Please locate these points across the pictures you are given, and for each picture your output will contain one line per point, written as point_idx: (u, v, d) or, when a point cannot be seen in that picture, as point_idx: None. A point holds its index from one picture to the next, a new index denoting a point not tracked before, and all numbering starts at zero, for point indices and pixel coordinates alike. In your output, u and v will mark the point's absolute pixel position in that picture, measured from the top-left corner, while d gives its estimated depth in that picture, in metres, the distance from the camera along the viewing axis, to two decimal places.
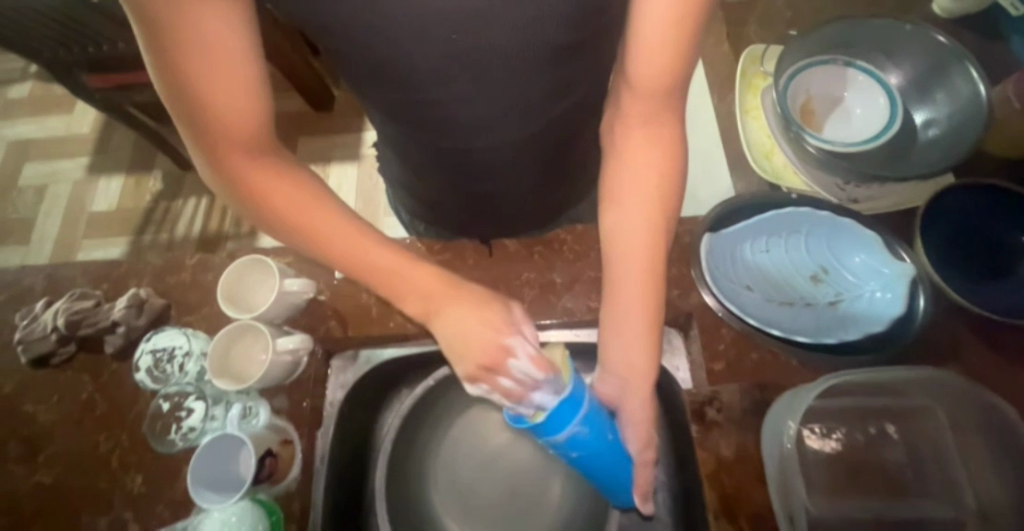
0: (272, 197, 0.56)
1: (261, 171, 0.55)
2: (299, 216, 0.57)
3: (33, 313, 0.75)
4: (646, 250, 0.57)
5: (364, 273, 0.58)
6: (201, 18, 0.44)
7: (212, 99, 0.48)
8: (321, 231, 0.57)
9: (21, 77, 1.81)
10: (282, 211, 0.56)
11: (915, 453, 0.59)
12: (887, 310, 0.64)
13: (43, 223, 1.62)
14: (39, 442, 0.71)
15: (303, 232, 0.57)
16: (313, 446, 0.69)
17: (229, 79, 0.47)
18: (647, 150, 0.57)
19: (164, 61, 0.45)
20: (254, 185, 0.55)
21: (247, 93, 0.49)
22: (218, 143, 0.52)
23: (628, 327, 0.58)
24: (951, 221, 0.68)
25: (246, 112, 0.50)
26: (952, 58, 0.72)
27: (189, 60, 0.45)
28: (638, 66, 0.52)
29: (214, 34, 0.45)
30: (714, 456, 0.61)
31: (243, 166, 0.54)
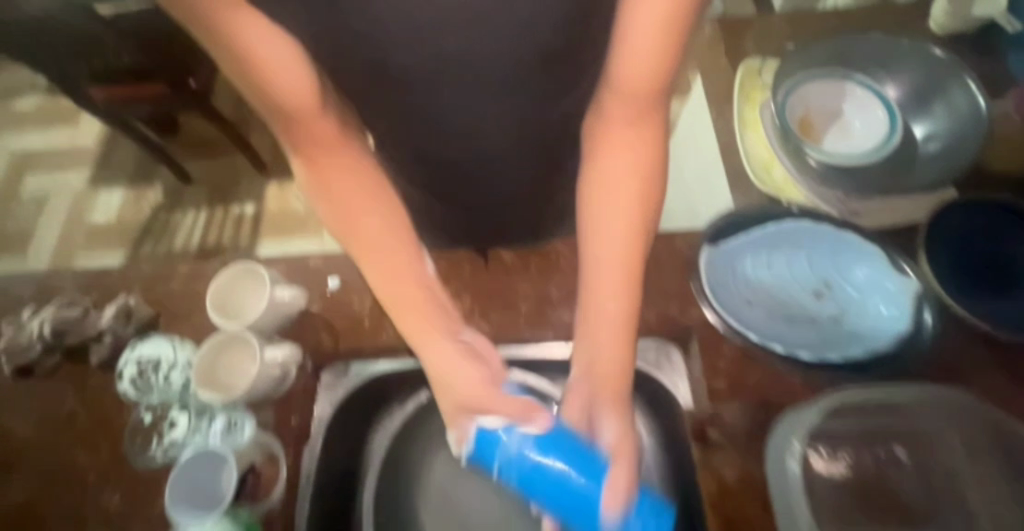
0: (335, 189, 0.57)
1: (333, 167, 0.57)
2: (352, 210, 0.58)
3: (19, 322, 0.74)
4: (625, 253, 0.55)
5: (402, 292, 0.58)
6: (248, 33, 0.47)
7: (281, 99, 0.51)
8: (368, 234, 0.58)
9: (28, 90, 1.84)
10: (343, 204, 0.58)
11: (927, 478, 0.56)
12: (893, 326, 0.63)
13: (41, 235, 1.62)
14: (16, 457, 0.68)
15: (353, 228, 0.58)
16: (298, 463, 0.65)
17: (280, 79, 0.49)
18: (628, 150, 0.55)
19: (244, 74, 0.49)
20: (324, 180, 0.57)
21: (303, 91, 0.51)
22: (295, 138, 0.55)
23: (603, 336, 0.56)
24: (958, 235, 0.67)
25: (306, 105, 0.52)
26: (950, 73, 0.72)
27: (251, 69, 0.48)
28: (624, 65, 0.51)
29: (265, 41, 0.47)
30: (715, 478, 0.58)
31: (320, 164, 0.57)
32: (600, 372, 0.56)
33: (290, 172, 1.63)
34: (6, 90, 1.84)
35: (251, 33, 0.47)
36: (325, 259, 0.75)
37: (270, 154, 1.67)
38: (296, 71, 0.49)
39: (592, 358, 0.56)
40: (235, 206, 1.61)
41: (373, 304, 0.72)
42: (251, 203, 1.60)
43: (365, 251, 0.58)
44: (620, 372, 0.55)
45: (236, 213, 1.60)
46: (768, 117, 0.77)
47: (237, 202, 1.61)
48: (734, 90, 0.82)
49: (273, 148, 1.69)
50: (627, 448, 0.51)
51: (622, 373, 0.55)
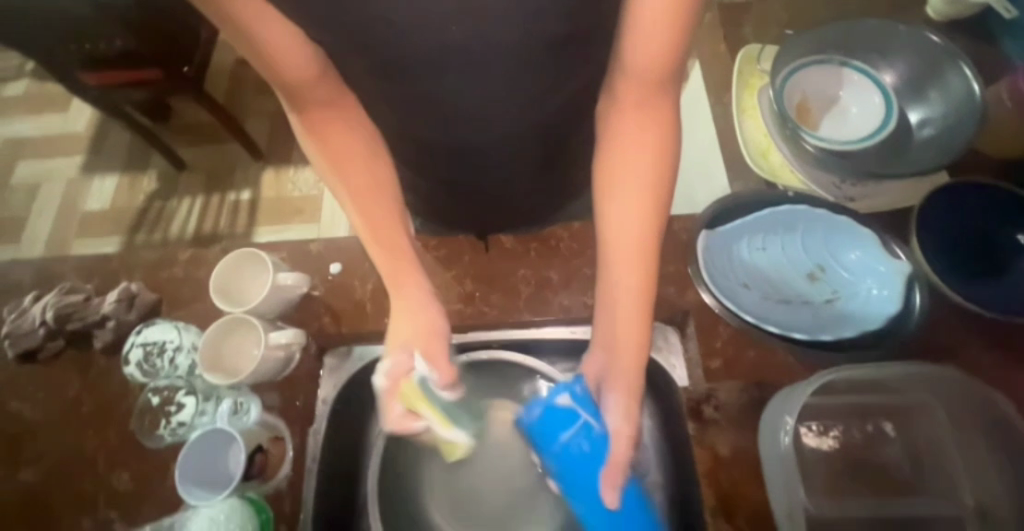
0: (335, 147, 0.58)
1: (339, 135, 0.58)
2: (361, 179, 0.59)
3: (21, 307, 0.74)
4: (641, 225, 0.56)
5: (385, 234, 0.59)
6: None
7: (276, 58, 0.51)
8: (366, 193, 0.59)
9: (15, 75, 1.81)
10: (340, 161, 0.59)
11: (913, 452, 0.58)
12: (885, 307, 0.64)
13: (35, 222, 1.61)
14: (23, 439, 0.69)
15: (351, 184, 0.59)
16: (304, 444, 0.66)
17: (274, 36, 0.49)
18: (636, 134, 0.56)
19: (238, 33, 0.49)
20: (325, 139, 0.58)
21: (298, 49, 0.51)
22: (305, 106, 0.56)
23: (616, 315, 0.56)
24: (949, 219, 0.68)
25: (302, 62, 0.52)
26: (948, 58, 0.72)
27: (244, 29, 0.48)
28: (632, 50, 0.52)
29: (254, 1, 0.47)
30: (711, 454, 0.60)
31: (319, 125, 0.57)
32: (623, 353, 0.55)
33: (286, 159, 1.62)
34: None
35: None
36: (327, 245, 0.76)
37: (265, 141, 1.66)
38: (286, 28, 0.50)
39: (614, 333, 0.56)
40: (232, 193, 1.60)
41: (375, 289, 0.73)
42: (247, 190, 1.60)
43: (365, 208, 0.59)
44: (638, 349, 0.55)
45: (232, 200, 1.59)
46: (766, 103, 0.77)
47: (233, 189, 1.61)
48: (733, 76, 0.82)
49: (268, 134, 1.67)
50: (631, 424, 0.53)
51: (642, 351, 0.55)
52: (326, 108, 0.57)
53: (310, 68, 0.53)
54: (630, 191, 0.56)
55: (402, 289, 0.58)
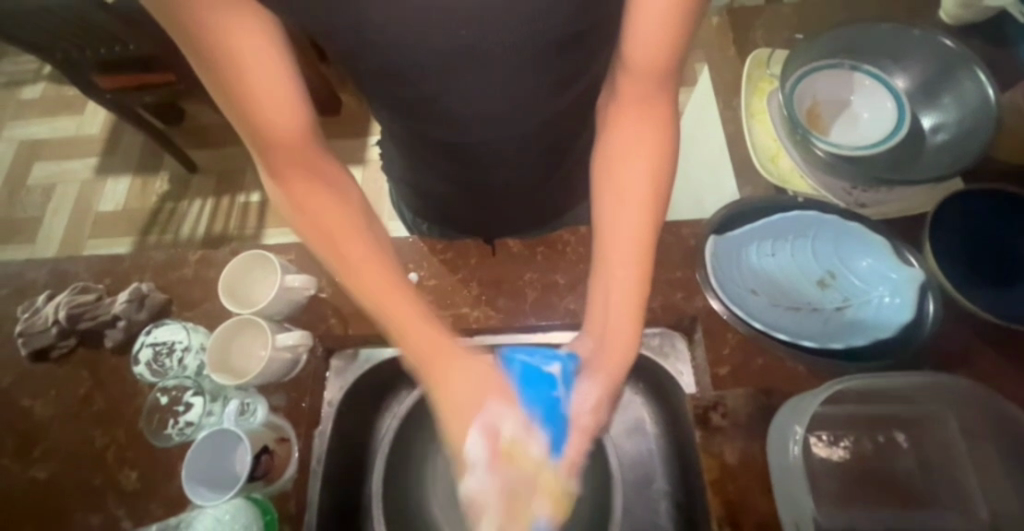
0: (308, 201, 0.59)
1: (301, 177, 0.58)
2: (325, 223, 0.58)
3: (34, 306, 0.75)
4: (634, 226, 0.58)
5: (383, 285, 0.58)
6: (244, 34, 0.49)
7: (259, 107, 0.52)
8: (343, 254, 0.59)
9: (33, 79, 1.84)
10: (310, 218, 0.59)
11: (926, 463, 0.57)
12: (897, 316, 0.63)
13: (50, 223, 1.63)
14: (34, 436, 0.70)
15: (319, 235, 0.59)
16: (310, 445, 0.66)
17: (262, 89, 0.51)
18: (639, 126, 0.59)
19: (222, 82, 0.50)
20: (294, 194, 0.58)
21: (288, 105, 0.53)
22: (266, 147, 0.56)
23: (610, 312, 0.58)
24: (964, 226, 0.67)
25: (289, 114, 0.54)
26: (960, 63, 0.72)
27: (236, 76, 0.50)
28: (632, 46, 0.54)
29: (252, 42, 0.49)
30: (718, 463, 0.59)
31: (292, 181, 0.58)
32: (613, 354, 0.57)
33: None
34: (11, 78, 1.85)
35: (244, 29, 0.49)
36: None
37: None
38: (283, 79, 0.52)
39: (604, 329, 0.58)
40: (241, 195, 1.62)
41: None
42: (256, 192, 1.62)
43: (341, 263, 0.59)
44: (626, 342, 0.58)
45: (242, 202, 1.61)
46: (775, 108, 0.77)
47: (243, 191, 1.62)
48: (742, 80, 0.81)
49: None
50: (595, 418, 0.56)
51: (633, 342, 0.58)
52: (300, 162, 0.57)
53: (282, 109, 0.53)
54: (633, 188, 0.59)
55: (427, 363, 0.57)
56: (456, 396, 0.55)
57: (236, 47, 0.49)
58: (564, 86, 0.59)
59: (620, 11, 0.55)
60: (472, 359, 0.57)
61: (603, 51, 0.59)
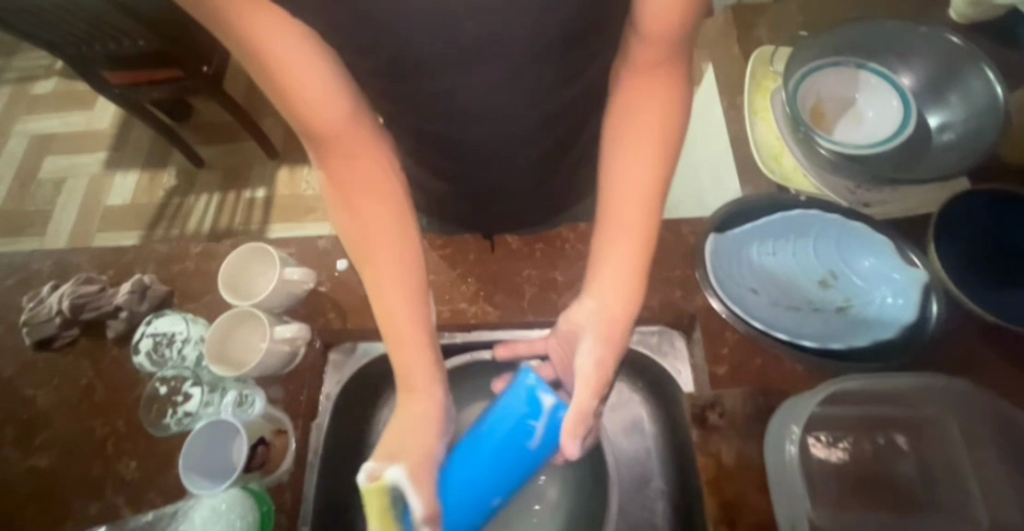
0: (357, 201, 0.59)
1: (348, 172, 0.58)
2: (365, 217, 0.59)
3: (39, 296, 0.76)
4: (635, 211, 0.60)
5: (401, 275, 0.59)
6: (275, 29, 0.49)
7: (306, 102, 0.52)
8: (379, 249, 0.58)
9: (45, 74, 1.87)
10: (362, 217, 0.59)
11: (927, 466, 0.56)
12: (900, 317, 0.62)
13: (60, 216, 1.66)
14: (37, 424, 0.71)
15: (367, 234, 0.59)
16: (307, 438, 0.67)
17: (304, 83, 0.51)
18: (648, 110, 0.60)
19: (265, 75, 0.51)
20: (343, 189, 0.58)
21: (331, 97, 0.53)
22: (318, 144, 0.56)
23: (602, 291, 0.60)
24: (970, 226, 0.66)
25: (336, 105, 0.53)
26: (968, 60, 0.71)
27: (269, 62, 0.50)
28: (645, 25, 0.54)
29: (285, 38, 0.49)
30: (715, 462, 0.58)
31: (342, 178, 0.58)
32: (612, 335, 0.59)
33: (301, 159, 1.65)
34: (23, 73, 1.87)
35: (276, 26, 0.49)
36: (334, 242, 0.77)
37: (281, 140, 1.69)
38: (322, 67, 0.52)
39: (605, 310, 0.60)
40: (247, 191, 1.63)
41: None
42: (262, 188, 1.63)
43: (374, 258, 0.59)
44: (625, 323, 0.59)
45: (247, 198, 1.62)
46: (779, 106, 0.76)
47: (249, 187, 1.64)
48: (745, 78, 0.81)
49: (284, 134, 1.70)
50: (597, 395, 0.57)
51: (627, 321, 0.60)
52: (353, 157, 0.57)
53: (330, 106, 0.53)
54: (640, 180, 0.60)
55: (404, 338, 0.58)
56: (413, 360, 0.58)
57: (275, 43, 0.49)
58: (564, 81, 0.59)
59: (621, 6, 0.55)
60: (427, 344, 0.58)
61: (603, 46, 0.59)
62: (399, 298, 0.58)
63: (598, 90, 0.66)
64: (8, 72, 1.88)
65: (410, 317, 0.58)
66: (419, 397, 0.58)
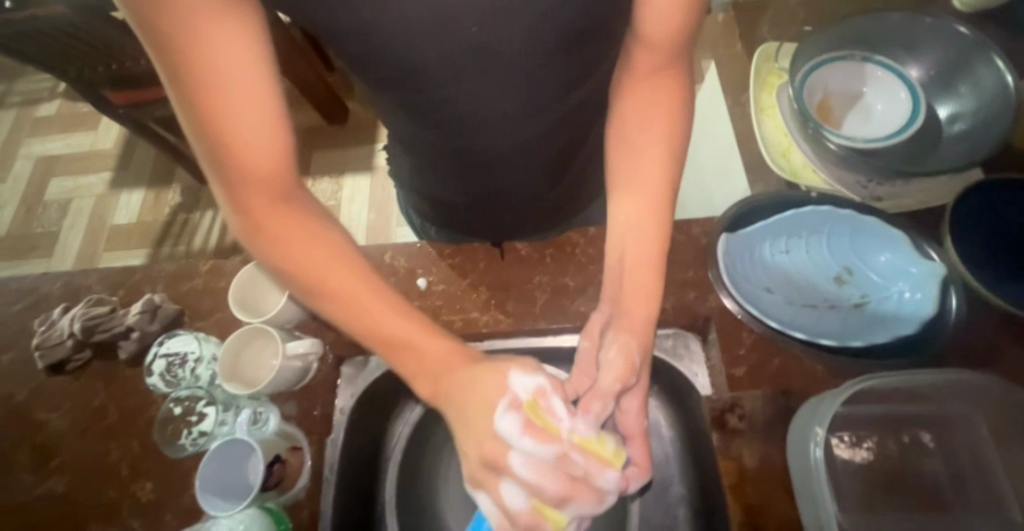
0: (277, 232, 0.54)
1: (273, 205, 0.54)
2: (297, 252, 0.55)
3: (50, 319, 0.76)
4: (651, 202, 0.59)
5: (354, 302, 0.55)
6: (227, 49, 0.44)
7: (234, 134, 0.47)
8: (321, 280, 0.55)
9: (48, 96, 1.89)
10: (283, 249, 0.55)
11: (953, 464, 0.55)
12: (918, 312, 0.62)
13: (67, 237, 1.66)
14: (51, 449, 0.71)
15: (297, 269, 0.55)
16: (322, 454, 0.66)
17: (243, 117, 0.47)
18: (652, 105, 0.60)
19: (194, 97, 0.45)
20: (265, 224, 0.54)
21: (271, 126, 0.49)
22: (236, 179, 0.51)
23: (627, 285, 0.59)
24: (986, 218, 0.65)
25: (267, 138, 0.49)
26: (976, 50, 0.70)
27: (207, 83, 0.44)
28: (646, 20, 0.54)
29: (234, 57, 0.45)
30: (737, 466, 0.57)
31: (263, 212, 0.53)
32: (636, 324, 0.57)
33: None
34: (27, 96, 1.89)
35: (227, 44, 0.44)
36: None
37: None
38: (265, 96, 0.47)
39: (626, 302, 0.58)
40: None
41: None
42: None
43: (320, 289, 0.55)
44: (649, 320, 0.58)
45: None
46: (785, 102, 0.75)
47: None
48: (749, 75, 0.80)
49: None
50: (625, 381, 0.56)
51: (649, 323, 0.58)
52: (273, 191, 0.53)
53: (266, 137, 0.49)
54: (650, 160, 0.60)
55: (406, 345, 0.56)
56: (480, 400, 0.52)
57: (220, 62, 0.44)
58: (569, 87, 0.59)
59: (624, 11, 0.54)
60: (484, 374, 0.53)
61: (608, 51, 0.58)
62: (408, 323, 0.56)
63: (603, 94, 0.65)
64: (11, 96, 1.90)
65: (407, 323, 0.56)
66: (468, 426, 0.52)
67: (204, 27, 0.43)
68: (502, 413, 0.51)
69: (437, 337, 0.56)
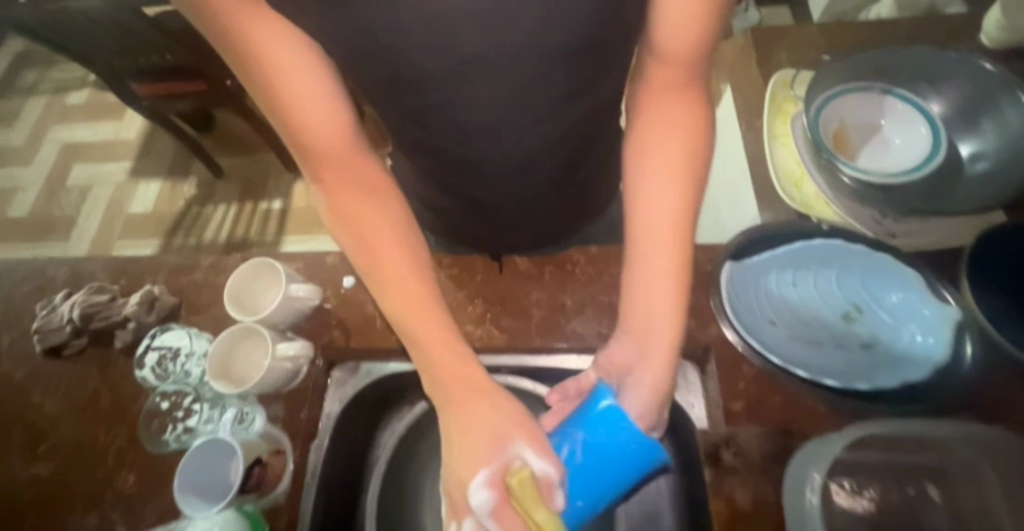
0: (346, 205, 0.57)
1: (347, 186, 0.56)
2: (367, 236, 0.56)
3: (52, 304, 0.76)
4: (659, 216, 0.56)
5: (412, 316, 0.54)
6: (266, 31, 0.48)
7: (297, 112, 0.51)
8: (384, 267, 0.56)
9: (78, 85, 1.94)
10: (357, 228, 0.56)
11: (961, 521, 0.52)
12: (928, 357, 0.59)
13: (83, 223, 1.70)
14: (40, 434, 0.71)
15: (366, 252, 0.56)
16: (306, 458, 0.65)
17: (302, 91, 0.51)
18: (669, 122, 0.57)
19: (259, 87, 0.51)
20: (337, 202, 0.57)
21: (326, 103, 0.52)
22: (312, 157, 0.55)
23: (640, 279, 0.56)
24: (1010, 264, 0.62)
25: (327, 117, 0.53)
26: (1002, 86, 0.67)
27: (264, 74, 0.50)
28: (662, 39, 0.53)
29: (280, 46, 0.49)
30: (729, 506, 0.55)
31: (337, 190, 0.56)
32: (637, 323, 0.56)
33: None
34: (59, 84, 1.95)
35: (268, 33, 0.48)
36: (342, 258, 0.76)
37: None
38: (315, 76, 0.51)
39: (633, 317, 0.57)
40: (264, 202, 1.66)
41: None
42: (278, 199, 1.66)
43: (384, 276, 0.55)
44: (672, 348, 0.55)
45: (264, 209, 1.65)
46: (800, 130, 0.74)
47: (266, 198, 1.67)
48: (765, 101, 0.79)
49: None
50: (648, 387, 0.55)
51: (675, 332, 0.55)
52: (346, 156, 0.56)
53: (328, 114, 0.53)
54: (655, 178, 0.57)
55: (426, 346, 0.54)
56: (478, 422, 0.51)
57: (264, 49, 0.49)
58: (573, 102, 0.58)
59: (634, 28, 0.54)
60: (486, 400, 0.52)
61: (615, 68, 0.58)
62: (426, 310, 0.55)
63: (612, 110, 0.64)
64: (45, 83, 1.96)
65: (436, 339, 0.54)
66: (479, 400, 0.52)
67: (249, 22, 0.48)
68: (476, 488, 0.47)
69: (468, 365, 0.54)
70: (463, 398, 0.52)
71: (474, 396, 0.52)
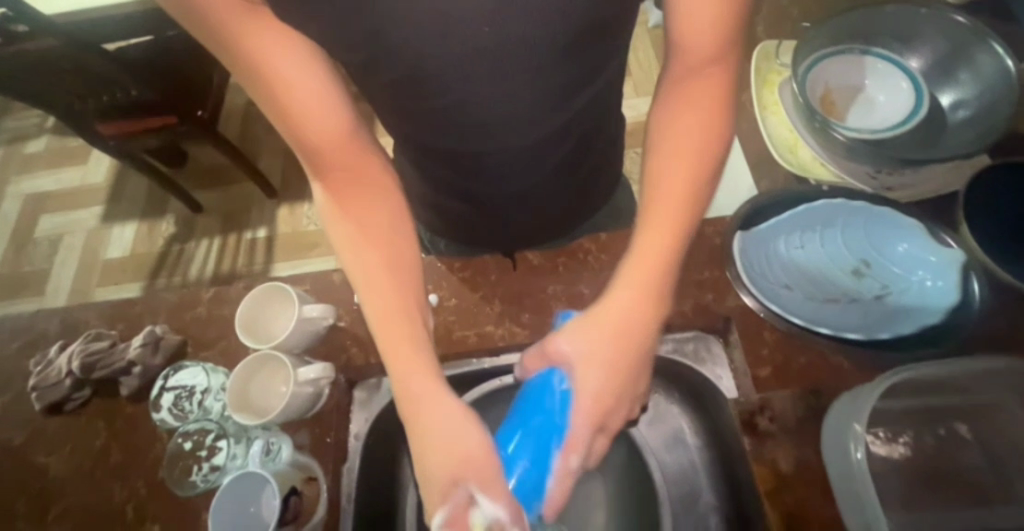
0: (351, 203, 0.56)
1: (351, 185, 0.56)
2: (366, 232, 0.56)
3: (47, 358, 0.72)
4: (684, 193, 0.56)
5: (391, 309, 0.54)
6: (264, 35, 0.48)
7: (297, 113, 0.51)
8: (372, 264, 0.56)
9: (36, 133, 1.86)
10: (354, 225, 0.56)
11: (994, 454, 0.54)
12: (939, 300, 0.61)
13: (58, 274, 1.63)
14: (51, 495, 0.67)
15: (363, 248, 0.56)
16: (339, 484, 0.63)
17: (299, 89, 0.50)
18: (694, 98, 0.57)
19: (257, 89, 0.50)
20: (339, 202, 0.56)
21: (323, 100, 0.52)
22: (314, 158, 0.54)
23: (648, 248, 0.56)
24: (1001, 204, 0.65)
25: (327, 116, 0.52)
26: (974, 37, 0.70)
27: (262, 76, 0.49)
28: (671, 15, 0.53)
29: (277, 47, 0.49)
30: (771, 471, 0.55)
31: (340, 190, 0.56)
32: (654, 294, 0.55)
33: (298, 195, 1.65)
34: (15, 133, 1.87)
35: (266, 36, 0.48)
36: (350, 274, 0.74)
37: (279, 178, 1.68)
38: (313, 76, 0.51)
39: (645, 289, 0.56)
40: (248, 232, 1.62)
41: None
42: (262, 228, 1.62)
43: (367, 274, 0.55)
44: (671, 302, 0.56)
45: (248, 239, 1.61)
46: (788, 98, 0.76)
47: (249, 228, 1.63)
48: (750, 74, 0.81)
49: (281, 171, 1.70)
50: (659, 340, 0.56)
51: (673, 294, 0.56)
52: (350, 160, 0.55)
53: (329, 114, 0.52)
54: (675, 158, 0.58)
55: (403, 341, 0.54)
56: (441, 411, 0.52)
57: (261, 51, 0.48)
58: (575, 89, 0.58)
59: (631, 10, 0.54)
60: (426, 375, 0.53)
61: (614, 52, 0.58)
62: (403, 298, 0.55)
63: (610, 95, 0.64)
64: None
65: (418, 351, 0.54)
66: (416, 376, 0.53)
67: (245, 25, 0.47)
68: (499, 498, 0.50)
69: (416, 343, 0.54)
70: (410, 368, 0.53)
71: (415, 364, 0.54)
